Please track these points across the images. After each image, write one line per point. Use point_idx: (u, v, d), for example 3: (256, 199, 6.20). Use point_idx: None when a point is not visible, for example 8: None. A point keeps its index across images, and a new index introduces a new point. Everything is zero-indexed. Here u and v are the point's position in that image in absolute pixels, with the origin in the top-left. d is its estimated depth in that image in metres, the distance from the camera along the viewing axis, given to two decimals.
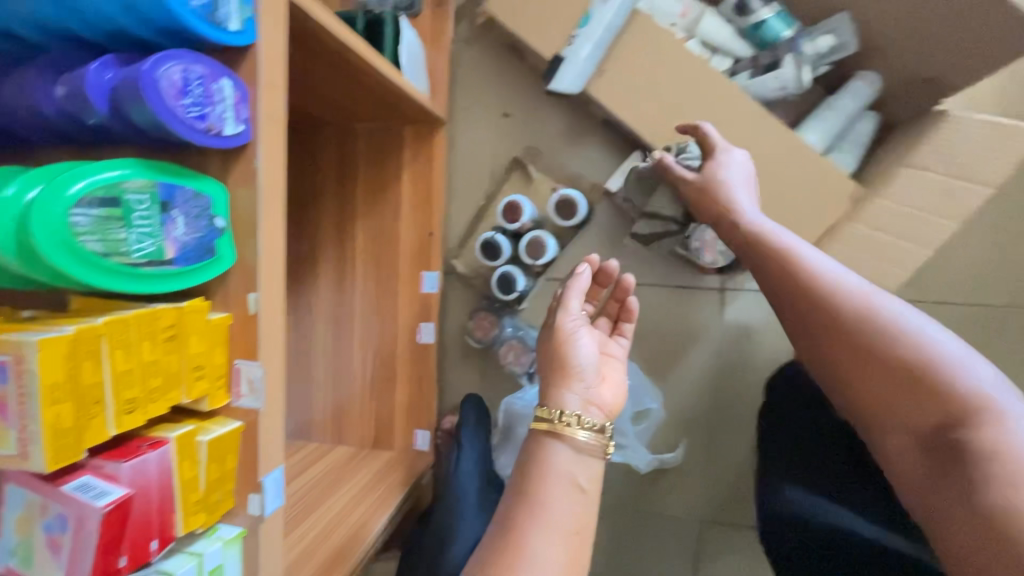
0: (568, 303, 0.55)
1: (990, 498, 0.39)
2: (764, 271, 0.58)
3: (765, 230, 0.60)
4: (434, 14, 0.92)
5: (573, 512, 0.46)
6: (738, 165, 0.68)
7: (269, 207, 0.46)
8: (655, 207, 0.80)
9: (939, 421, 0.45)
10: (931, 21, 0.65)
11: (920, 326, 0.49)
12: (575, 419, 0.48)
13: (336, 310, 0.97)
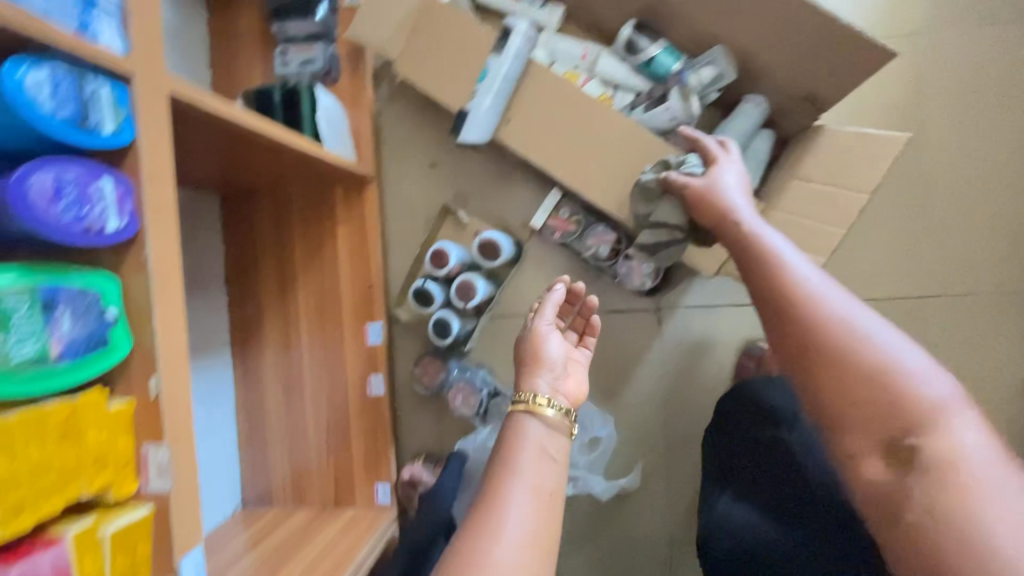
0: (545, 310, 0.60)
1: (931, 508, 0.41)
2: (751, 273, 0.60)
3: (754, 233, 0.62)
4: (353, 79, 0.97)
5: (549, 476, 0.48)
6: (724, 171, 0.71)
7: (163, 291, 0.47)
8: (660, 216, 0.76)
9: (901, 430, 0.46)
10: (794, 43, 0.71)
11: (890, 337, 0.49)
12: (545, 399, 0.52)
13: (286, 371, 1.03)
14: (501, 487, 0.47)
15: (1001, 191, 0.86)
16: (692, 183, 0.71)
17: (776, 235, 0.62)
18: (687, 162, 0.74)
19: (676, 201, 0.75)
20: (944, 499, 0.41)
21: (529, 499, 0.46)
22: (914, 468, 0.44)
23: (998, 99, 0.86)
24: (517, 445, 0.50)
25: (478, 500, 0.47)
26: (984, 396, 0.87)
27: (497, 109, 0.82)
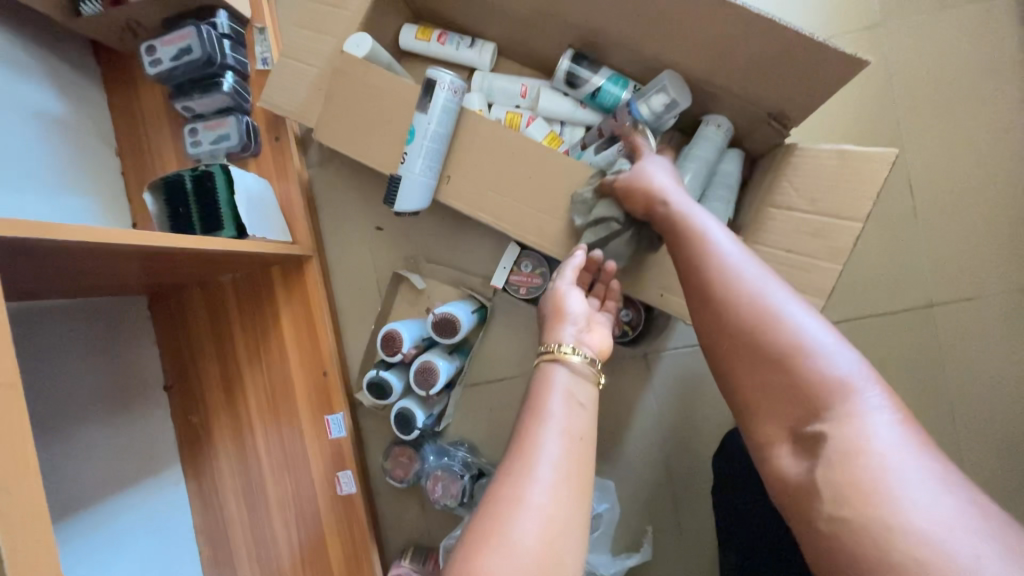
0: (563, 273, 0.61)
1: (843, 504, 0.35)
2: (674, 257, 0.55)
3: (680, 215, 0.58)
4: (275, 149, 0.88)
5: (580, 421, 0.43)
6: (651, 163, 0.65)
7: (10, 498, 0.37)
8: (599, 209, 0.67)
9: (807, 411, 0.41)
10: (748, 59, 0.63)
11: (800, 315, 0.44)
12: (573, 348, 0.50)
13: (245, 479, 0.92)
14: (533, 434, 0.41)
15: (994, 183, 0.79)
16: (621, 176, 0.66)
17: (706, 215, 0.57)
18: (617, 164, 0.69)
19: (612, 200, 0.67)
20: (846, 490, 0.35)
21: (561, 447, 0.40)
22: (820, 458, 0.38)
23: (974, 84, 0.79)
24: (547, 393, 0.45)
25: (506, 462, 0.40)
26: (1012, 408, 0.79)
27: (434, 165, 0.73)
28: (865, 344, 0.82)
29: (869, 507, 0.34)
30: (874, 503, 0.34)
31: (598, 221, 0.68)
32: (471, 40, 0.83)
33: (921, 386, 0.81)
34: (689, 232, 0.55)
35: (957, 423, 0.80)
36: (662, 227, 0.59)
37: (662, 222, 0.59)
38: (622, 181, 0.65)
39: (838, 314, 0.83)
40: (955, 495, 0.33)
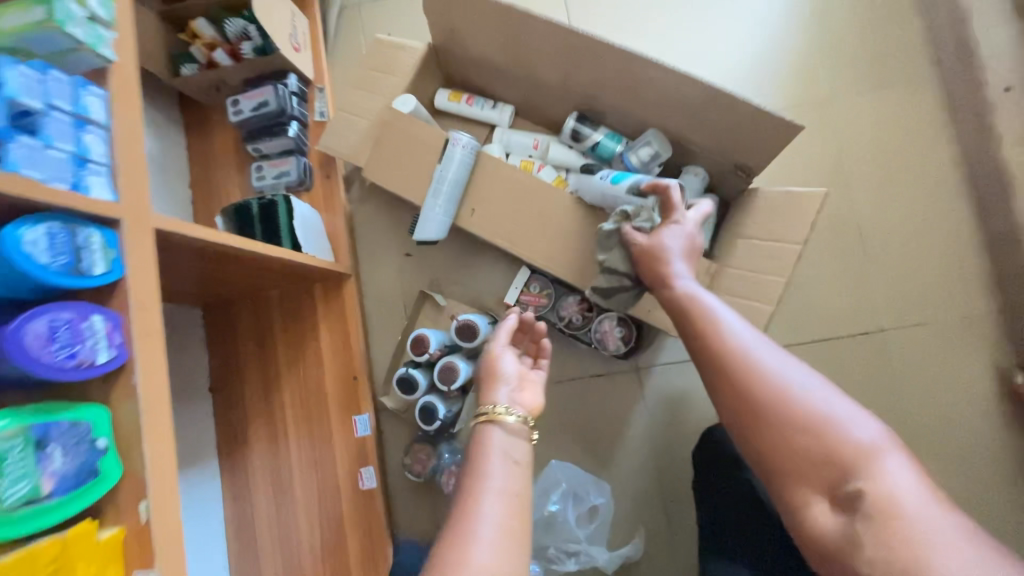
0: (498, 335, 0.65)
1: (891, 555, 0.42)
2: (688, 332, 0.61)
3: (690, 294, 0.65)
4: (325, 185, 1.04)
5: (514, 480, 0.48)
6: (661, 239, 0.75)
7: (152, 420, 0.49)
8: (612, 262, 0.80)
9: (841, 475, 0.47)
10: (717, 122, 0.80)
11: (816, 386, 0.50)
12: (506, 409, 0.55)
13: (275, 475, 1.01)
14: (473, 494, 0.47)
15: (931, 228, 0.94)
16: (639, 239, 0.76)
17: (710, 295, 0.65)
18: (643, 217, 0.78)
19: (625, 253, 0.79)
20: (892, 545, 0.42)
21: (502, 506, 0.46)
22: (864, 517, 0.45)
23: (908, 148, 0.95)
24: (485, 455, 0.50)
25: (449, 530, 0.45)
26: (957, 420, 0.91)
27: (454, 202, 0.89)
28: (827, 363, 0.95)
29: (918, 560, 0.41)
30: (922, 553, 0.41)
31: (610, 271, 0.81)
32: (494, 103, 1.02)
33: (877, 400, 0.93)
34: (704, 310, 0.61)
35: (909, 433, 0.92)
36: (675, 303, 0.66)
37: (676, 299, 0.66)
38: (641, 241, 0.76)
39: (803, 336, 0.96)
40: (976, 540, 0.41)
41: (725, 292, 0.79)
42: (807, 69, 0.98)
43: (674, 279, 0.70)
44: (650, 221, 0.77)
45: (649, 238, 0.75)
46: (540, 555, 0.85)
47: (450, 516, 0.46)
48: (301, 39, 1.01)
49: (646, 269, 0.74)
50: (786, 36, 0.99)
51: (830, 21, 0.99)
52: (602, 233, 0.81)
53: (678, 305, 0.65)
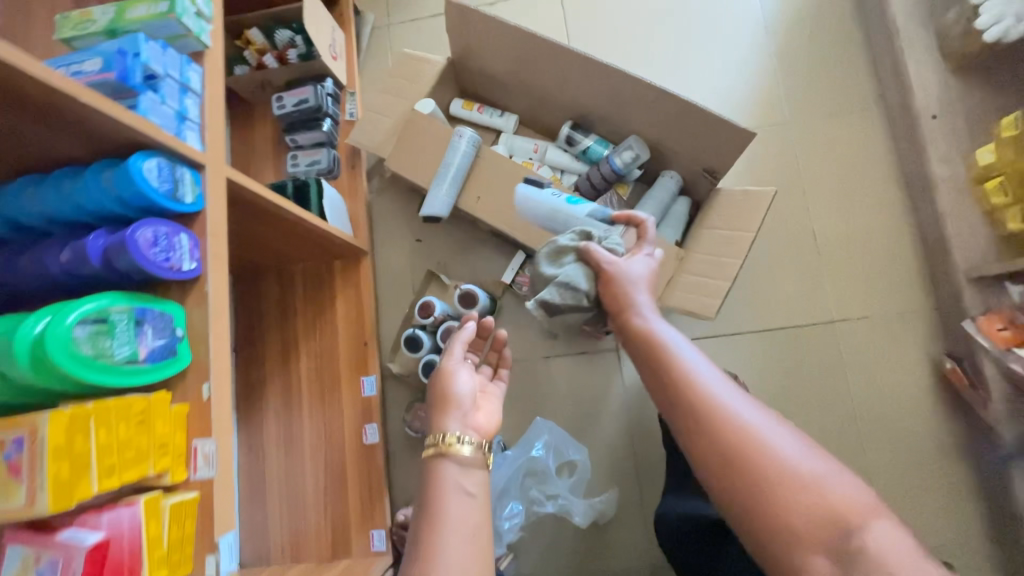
0: (453, 349, 0.69)
1: None
2: (651, 370, 0.55)
3: (649, 327, 0.59)
4: (350, 174, 1.19)
5: (472, 514, 0.54)
6: (619, 266, 0.67)
7: (217, 321, 0.62)
8: (569, 275, 0.69)
9: (833, 529, 0.42)
10: (687, 130, 0.95)
11: (784, 436, 0.47)
12: (458, 439, 0.58)
13: (286, 428, 1.12)
14: (432, 542, 0.51)
15: (874, 234, 1.08)
16: (607, 261, 0.68)
17: (666, 325, 0.59)
18: (613, 240, 0.72)
19: (587, 269, 0.69)
20: None
21: (461, 547, 0.51)
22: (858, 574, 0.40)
23: (856, 166, 1.10)
24: (442, 497, 0.54)
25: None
26: (896, 403, 1.03)
27: (457, 189, 1.04)
28: (784, 350, 1.07)
29: None
30: None
31: (567, 284, 0.69)
32: (501, 112, 1.17)
33: (827, 384, 1.05)
34: (667, 345, 0.55)
35: (854, 413, 1.03)
36: (634, 337, 0.59)
37: (635, 334, 0.59)
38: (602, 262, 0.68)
39: (765, 324, 1.08)
40: None
41: (690, 272, 0.92)
42: (771, 97, 1.14)
43: (633, 310, 0.62)
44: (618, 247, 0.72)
45: (606, 261, 0.68)
46: (523, 498, 0.98)
47: (410, 562, 0.51)
48: (339, 50, 1.18)
49: (608, 297, 0.66)
50: (754, 68, 1.15)
51: (794, 54, 1.15)
52: (559, 247, 0.73)
53: (638, 340, 0.58)
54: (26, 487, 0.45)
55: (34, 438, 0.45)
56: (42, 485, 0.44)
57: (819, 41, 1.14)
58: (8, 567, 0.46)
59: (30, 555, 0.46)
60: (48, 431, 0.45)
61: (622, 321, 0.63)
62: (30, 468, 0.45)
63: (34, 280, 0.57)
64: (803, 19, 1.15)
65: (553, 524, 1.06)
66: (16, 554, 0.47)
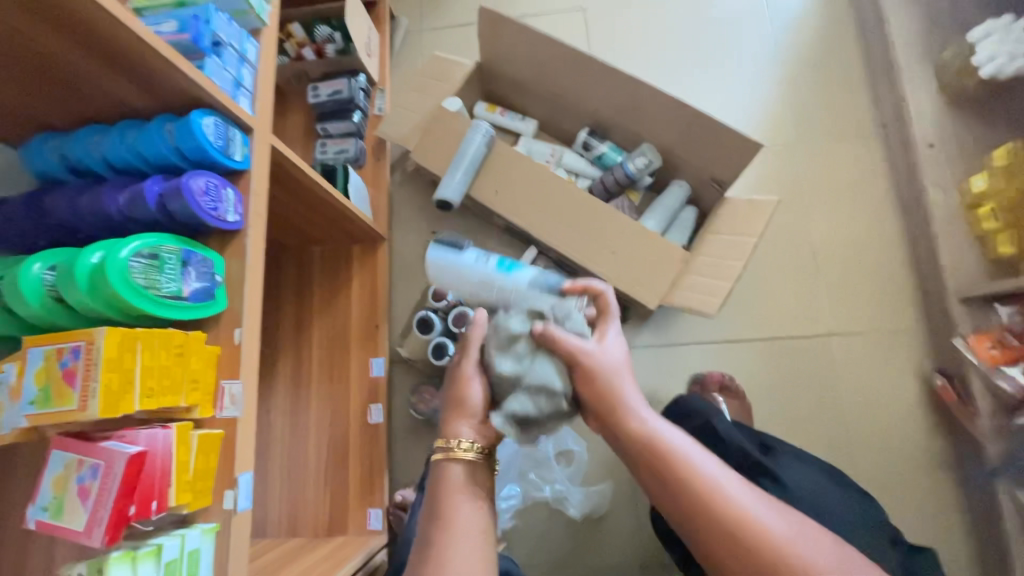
0: (471, 349, 0.65)
1: None
2: (669, 493, 0.53)
3: (656, 434, 0.55)
4: (374, 165, 1.24)
5: (477, 521, 0.57)
6: (606, 364, 0.60)
7: (253, 273, 0.66)
8: (539, 377, 0.59)
9: None
10: (699, 140, 1.01)
11: (795, 533, 0.52)
12: (461, 446, 0.61)
13: (293, 404, 1.14)
14: None
15: (872, 253, 1.13)
16: (582, 352, 0.60)
17: (664, 425, 0.57)
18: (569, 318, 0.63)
19: (557, 362, 0.60)
20: None
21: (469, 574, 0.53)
22: None
23: (857, 189, 1.15)
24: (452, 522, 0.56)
25: None
26: (887, 417, 1.06)
27: (469, 175, 1.08)
28: (780, 359, 1.10)
29: None
30: None
31: (539, 388, 0.60)
32: (521, 116, 1.23)
33: (821, 394, 1.08)
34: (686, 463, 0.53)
35: (846, 425, 1.06)
36: (644, 455, 0.55)
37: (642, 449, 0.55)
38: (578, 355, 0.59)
39: (765, 333, 1.11)
40: None
41: (697, 273, 0.98)
42: (778, 120, 1.20)
43: (631, 410, 0.57)
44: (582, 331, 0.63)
45: (589, 356, 0.60)
46: (522, 482, 1.04)
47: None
48: (374, 48, 1.25)
49: (590, 394, 0.59)
50: (763, 92, 1.22)
51: (803, 80, 1.21)
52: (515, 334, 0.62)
53: (648, 456, 0.55)
54: (80, 393, 0.49)
55: (91, 348, 0.50)
56: (96, 390, 0.49)
57: (825, 71, 1.21)
58: (50, 469, 0.49)
59: (70, 462, 0.49)
60: (105, 343, 0.50)
61: (614, 431, 0.57)
62: (85, 375, 0.49)
63: (89, 218, 0.61)
64: (811, 50, 1.23)
65: (547, 516, 1.07)
66: (58, 458, 0.50)
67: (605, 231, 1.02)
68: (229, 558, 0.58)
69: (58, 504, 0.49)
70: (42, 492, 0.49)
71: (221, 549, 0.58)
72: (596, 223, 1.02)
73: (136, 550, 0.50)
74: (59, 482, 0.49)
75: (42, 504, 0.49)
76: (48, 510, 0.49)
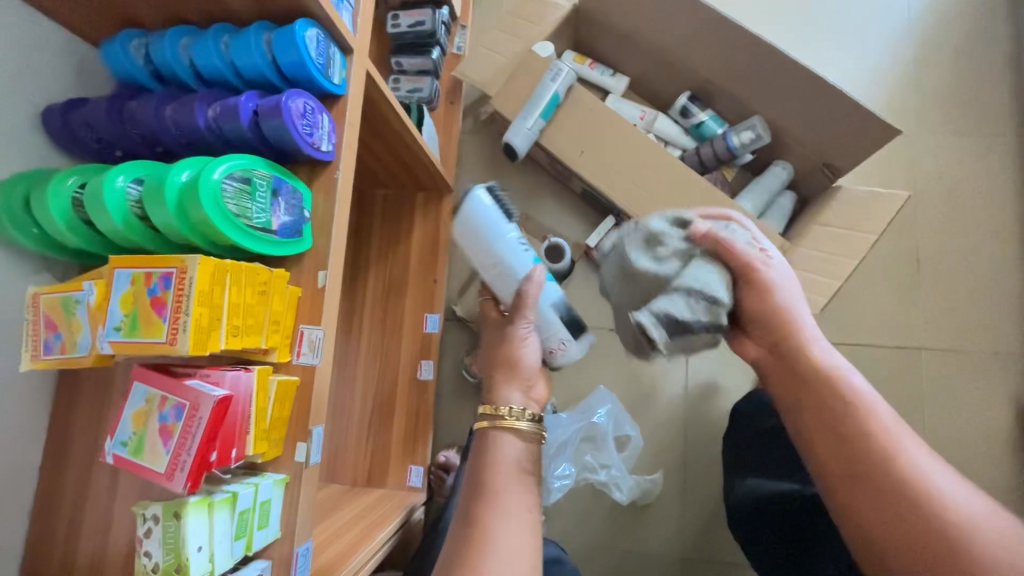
0: (527, 311, 0.61)
1: None
2: (832, 435, 0.48)
3: (839, 372, 0.49)
4: (447, 109, 1.16)
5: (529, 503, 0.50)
6: (786, 285, 0.53)
7: (342, 211, 0.60)
8: (700, 277, 0.51)
9: None
10: (820, 118, 0.91)
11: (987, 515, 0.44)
12: (512, 414, 0.53)
13: (342, 350, 1.09)
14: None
15: (984, 265, 1.02)
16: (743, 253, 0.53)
17: (850, 367, 0.50)
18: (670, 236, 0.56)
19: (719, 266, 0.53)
20: None
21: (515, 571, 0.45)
22: None
23: (976, 193, 1.04)
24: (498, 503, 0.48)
25: None
26: (973, 443, 0.98)
27: (543, 122, 0.98)
28: (862, 367, 1.02)
29: None
30: None
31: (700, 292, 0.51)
32: (613, 72, 1.11)
33: (902, 410, 1.00)
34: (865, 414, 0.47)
35: (926, 445, 0.98)
36: (815, 390, 0.49)
37: (816, 380, 0.50)
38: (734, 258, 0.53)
39: (850, 338, 1.03)
40: None
41: (795, 266, 0.89)
42: (899, 105, 1.08)
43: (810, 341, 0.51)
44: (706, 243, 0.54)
45: (759, 267, 0.53)
46: (576, 461, 0.98)
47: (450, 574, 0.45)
48: None
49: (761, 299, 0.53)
50: (886, 72, 1.09)
51: (933, 65, 1.08)
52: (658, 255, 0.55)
53: (821, 390, 0.49)
54: (168, 326, 0.45)
55: (183, 277, 0.45)
56: (186, 325, 0.44)
57: (961, 55, 1.08)
58: (130, 402, 0.46)
59: (153, 396, 0.46)
60: (198, 274, 0.45)
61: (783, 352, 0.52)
62: (175, 306, 0.45)
63: (174, 130, 0.55)
64: (949, 30, 1.09)
65: (591, 498, 1.04)
66: (140, 391, 0.46)
67: (699, 207, 0.93)
68: (298, 512, 0.54)
69: (137, 441, 0.45)
70: (122, 426, 0.46)
71: (290, 501, 0.54)
72: (692, 198, 0.93)
73: (212, 496, 0.47)
74: (139, 417, 0.45)
75: (119, 438, 0.46)
76: (127, 446, 0.45)
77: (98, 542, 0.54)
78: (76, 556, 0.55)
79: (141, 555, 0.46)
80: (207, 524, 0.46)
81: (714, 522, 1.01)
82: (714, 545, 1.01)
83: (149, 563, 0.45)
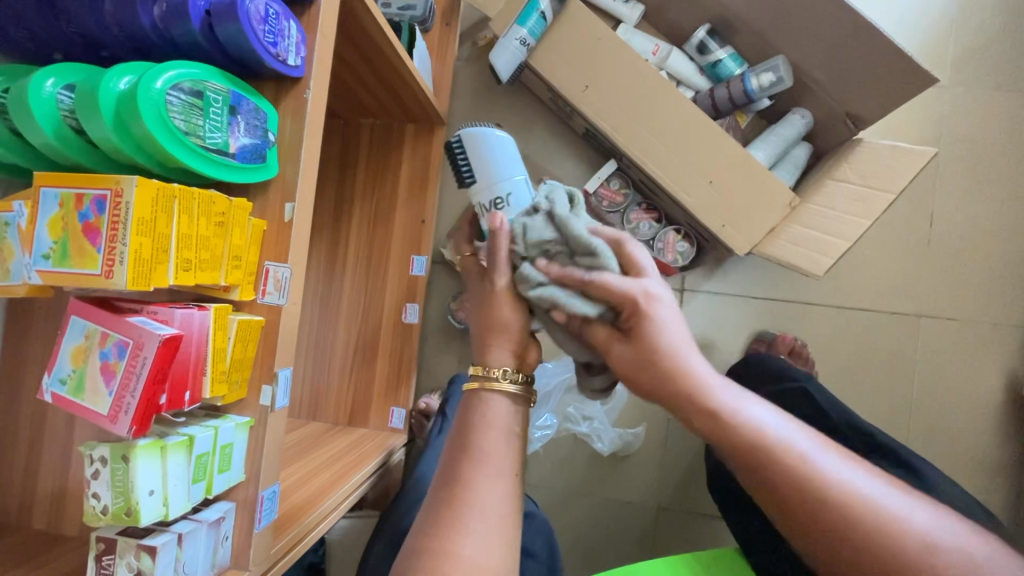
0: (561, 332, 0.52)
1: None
2: (782, 507, 0.42)
3: (769, 440, 0.41)
4: (443, 29, 1.05)
5: (510, 455, 0.45)
6: (672, 324, 0.43)
7: (312, 137, 0.53)
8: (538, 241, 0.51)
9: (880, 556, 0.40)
10: (849, 59, 0.83)
11: (825, 453, 0.42)
12: (503, 375, 0.47)
13: (324, 288, 1.04)
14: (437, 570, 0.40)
15: (999, 231, 0.97)
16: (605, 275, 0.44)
17: (753, 404, 0.42)
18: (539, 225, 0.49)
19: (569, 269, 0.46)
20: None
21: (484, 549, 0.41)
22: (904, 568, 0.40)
23: (1003, 153, 0.98)
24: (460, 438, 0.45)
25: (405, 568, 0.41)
26: (960, 409, 0.97)
27: (534, 43, 0.89)
28: (858, 332, 0.99)
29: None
30: None
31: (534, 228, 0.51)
32: None
33: (893, 376, 0.98)
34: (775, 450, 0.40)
35: (912, 412, 0.98)
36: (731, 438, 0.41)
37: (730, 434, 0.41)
38: (587, 280, 0.44)
39: (850, 302, 0.99)
40: None
41: (801, 223, 0.84)
42: (935, 54, 0.99)
43: (717, 398, 0.41)
44: (608, 256, 0.45)
45: (627, 289, 0.43)
46: (558, 412, 0.98)
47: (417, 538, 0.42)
48: None
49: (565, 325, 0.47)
50: (927, 14, 0.99)
51: (980, 8, 0.98)
52: (517, 276, 0.48)
53: (710, 425, 0.41)
54: (105, 257, 0.40)
55: (119, 202, 0.40)
56: (123, 256, 0.40)
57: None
58: (68, 337, 0.42)
59: (93, 331, 0.42)
60: (136, 199, 0.40)
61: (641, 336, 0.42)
62: (110, 236, 0.40)
63: (116, 27, 0.47)
64: None
65: (574, 448, 1.03)
66: (79, 326, 0.42)
67: (709, 156, 0.85)
68: (263, 457, 0.52)
69: (77, 379, 0.42)
70: (59, 363, 0.42)
71: (254, 443, 0.52)
72: (703, 144, 0.85)
73: (165, 439, 0.44)
74: (79, 353, 0.42)
75: (58, 375, 0.42)
76: (67, 385, 0.42)
77: (57, 477, 0.52)
78: (37, 490, 0.53)
79: (89, 497, 0.43)
80: (160, 466, 0.43)
81: (693, 475, 1.02)
82: (690, 499, 1.02)
83: (99, 505, 0.43)
